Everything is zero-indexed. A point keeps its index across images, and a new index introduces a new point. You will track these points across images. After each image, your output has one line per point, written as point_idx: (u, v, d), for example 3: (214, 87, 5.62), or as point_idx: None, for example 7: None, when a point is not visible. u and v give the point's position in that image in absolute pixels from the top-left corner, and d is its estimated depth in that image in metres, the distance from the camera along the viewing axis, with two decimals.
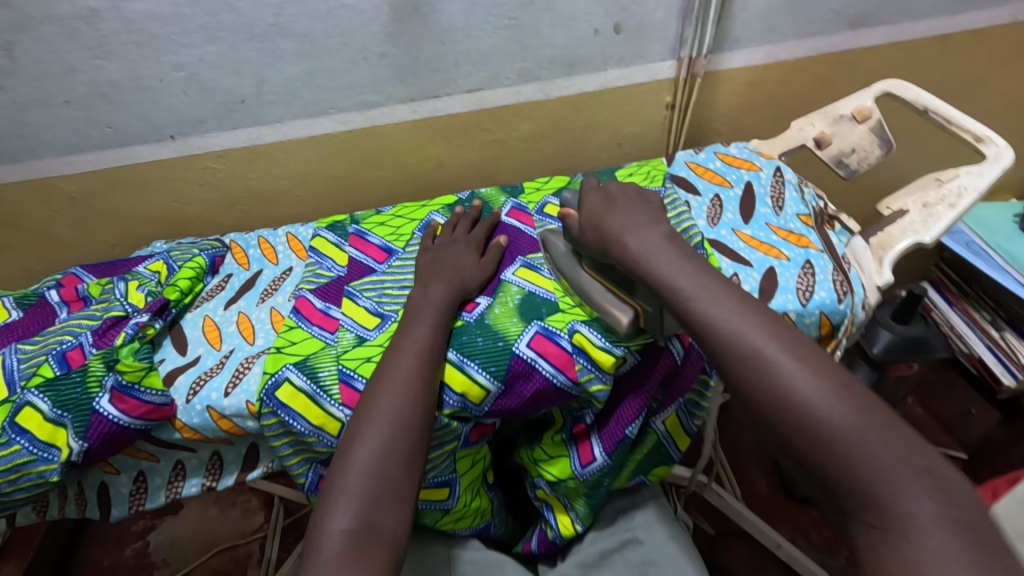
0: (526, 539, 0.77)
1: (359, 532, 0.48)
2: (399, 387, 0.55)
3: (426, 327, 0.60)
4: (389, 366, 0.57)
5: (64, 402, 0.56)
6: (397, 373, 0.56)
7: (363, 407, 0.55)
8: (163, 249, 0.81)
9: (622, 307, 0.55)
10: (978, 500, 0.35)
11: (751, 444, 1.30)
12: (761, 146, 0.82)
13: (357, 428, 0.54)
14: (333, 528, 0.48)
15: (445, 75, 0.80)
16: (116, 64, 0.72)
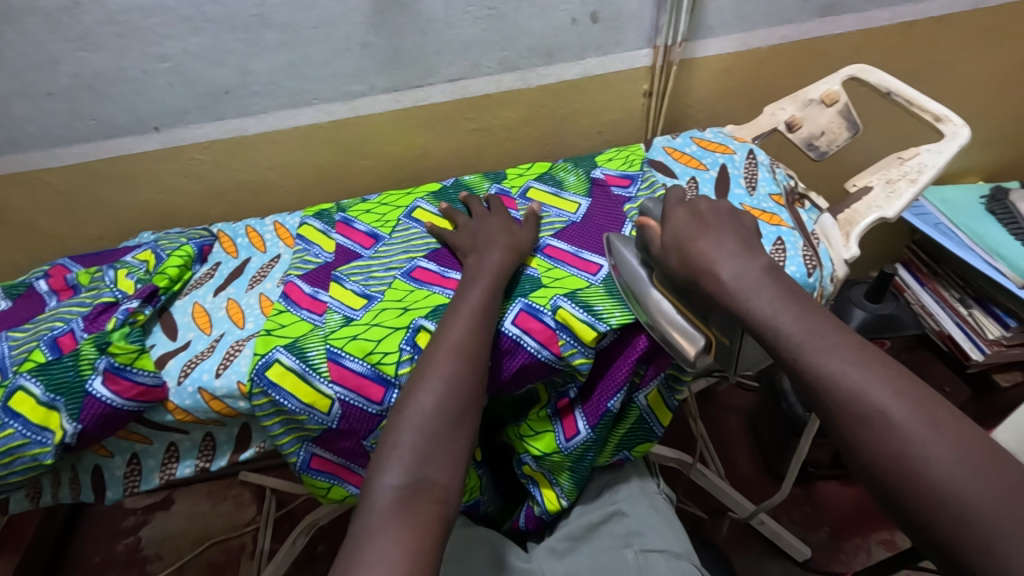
0: (515, 517, 0.78)
1: (410, 489, 0.50)
2: (439, 355, 0.56)
3: (472, 298, 0.62)
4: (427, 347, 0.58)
5: (56, 385, 0.58)
6: (440, 340, 0.58)
7: (417, 372, 0.57)
8: (151, 239, 0.82)
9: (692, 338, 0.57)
10: (979, 454, 0.39)
11: (735, 426, 1.33)
12: (735, 132, 0.85)
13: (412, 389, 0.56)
14: (385, 482, 0.50)
15: (427, 65, 0.82)
16: (101, 56, 0.73)
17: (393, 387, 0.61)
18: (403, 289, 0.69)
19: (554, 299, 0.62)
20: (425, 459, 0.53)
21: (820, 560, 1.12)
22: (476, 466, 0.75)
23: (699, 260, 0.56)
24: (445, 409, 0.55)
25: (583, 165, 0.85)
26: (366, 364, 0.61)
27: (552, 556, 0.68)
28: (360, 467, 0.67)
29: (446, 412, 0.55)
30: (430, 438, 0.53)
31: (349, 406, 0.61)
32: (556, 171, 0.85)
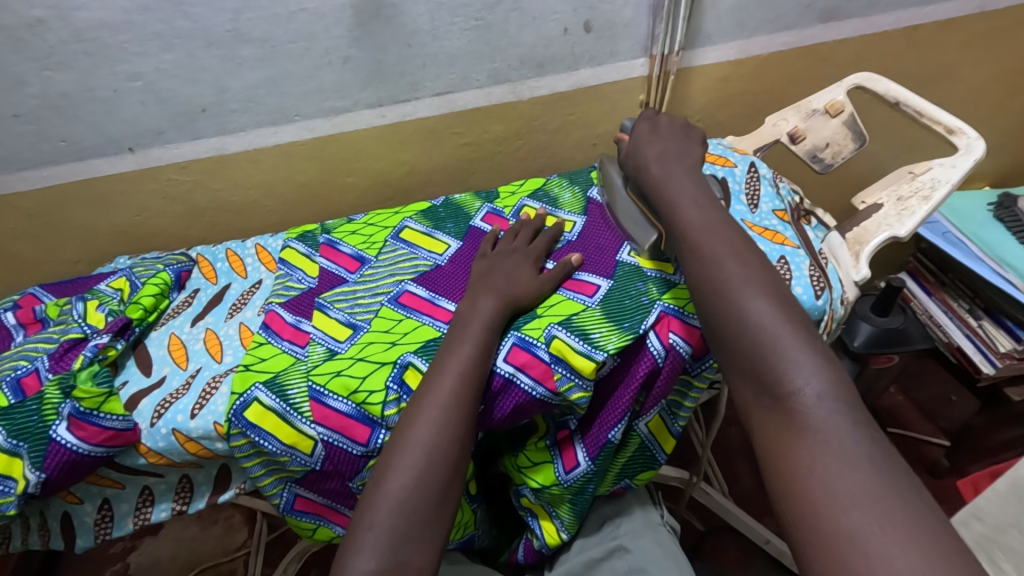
0: (513, 550, 0.75)
1: (386, 574, 0.46)
2: (415, 433, 0.52)
3: (461, 348, 0.57)
4: (413, 405, 0.55)
5: (19, 431, 0.54)
6: (420, 406, 0.54)
7: (397, 434, 0.53)
8: (127, 265, 0.78)
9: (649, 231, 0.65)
10: None
11: (739, 439, 1.30)
12: (736, 143, 0.81)
13: (392, 457, 0.52)
14: (358, 569, 0.46)
15: (413, 79, 0.78)
16: (68, 75, 0.69)
17: (379, 427, 0.57)
18: (390, 318, 0.65)
19: (552, 326, 0.59)
20: (414, 512, 0.49)
21: None
22: (471, 500, 0.71)
23: (700, 291, 0.52)
24: (435, 457, 0.51)
25: (578, 182, 0.81)
26: (350, 404, 0.57)
27: None
28: (346, 508, 0.63)
29: (436, 459, 0.51)
30: (408, 517, 0.49)
31: (333, 448, 0.57)
32: (550, 187, 0.81)
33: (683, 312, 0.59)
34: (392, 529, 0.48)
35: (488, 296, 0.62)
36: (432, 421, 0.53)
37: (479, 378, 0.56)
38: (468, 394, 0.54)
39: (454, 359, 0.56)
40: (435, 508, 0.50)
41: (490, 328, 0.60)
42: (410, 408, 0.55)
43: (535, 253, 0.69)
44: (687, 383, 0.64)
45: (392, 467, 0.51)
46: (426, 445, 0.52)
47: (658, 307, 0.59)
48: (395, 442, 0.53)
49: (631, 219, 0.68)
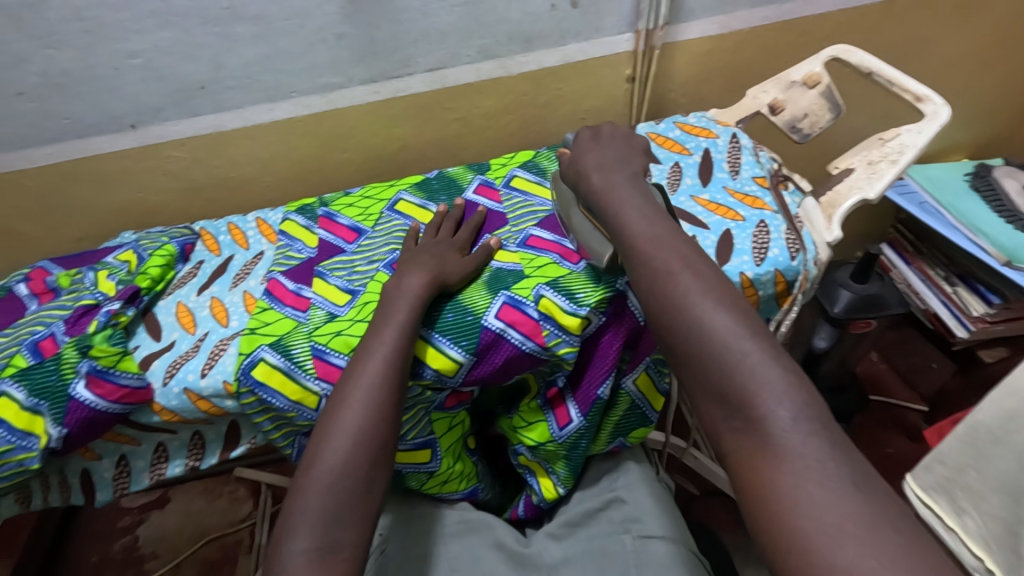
0: (514, 505, 0.80)
1: (322, 550, 0.49)
2: (343, 427, 0.55)
3: None
4: (340, 395, 0.57)
5: (40, 390, 0.57)
6: None
7: (325, 422, 0.56)
8: (132, 238, 0.81)
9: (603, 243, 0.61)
10: None
11: None
12: (719, 115, 0.85)
13: (321, 444, 0.54)
14: (294, 548, 0.49)
15: (404, 55, 0.81)
16: (68, 54, 0.71)
17: None
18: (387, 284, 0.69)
19: (502, 243, 0.72)
20: (346, 492, 0.52)
21: None
22: (470, 453, 0.77)
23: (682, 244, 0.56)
24: (360, 445, 0.54)
25: None
26: None
27: (551, 540, 0.70)
28: None
29: (363, 444, 0.54)
30: (337, 497, 0.52)
31: None
32: (540, 159, 0.85)
33: None
34: (325, 511, 0.51)
35: (414, 273, 0.64)
36: (362, 406, 0.55)
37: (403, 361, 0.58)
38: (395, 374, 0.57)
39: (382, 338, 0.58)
40: (365, 491, 0.53)
41: (441, 285, 0.64)
42: (332, 403, 0.57)
43: (460, 242, 0.71)
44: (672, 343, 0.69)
45: (322, 451, 0.54)
46: (354, 429, 0.55)
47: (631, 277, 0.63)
48: (323, 427, 0.56)
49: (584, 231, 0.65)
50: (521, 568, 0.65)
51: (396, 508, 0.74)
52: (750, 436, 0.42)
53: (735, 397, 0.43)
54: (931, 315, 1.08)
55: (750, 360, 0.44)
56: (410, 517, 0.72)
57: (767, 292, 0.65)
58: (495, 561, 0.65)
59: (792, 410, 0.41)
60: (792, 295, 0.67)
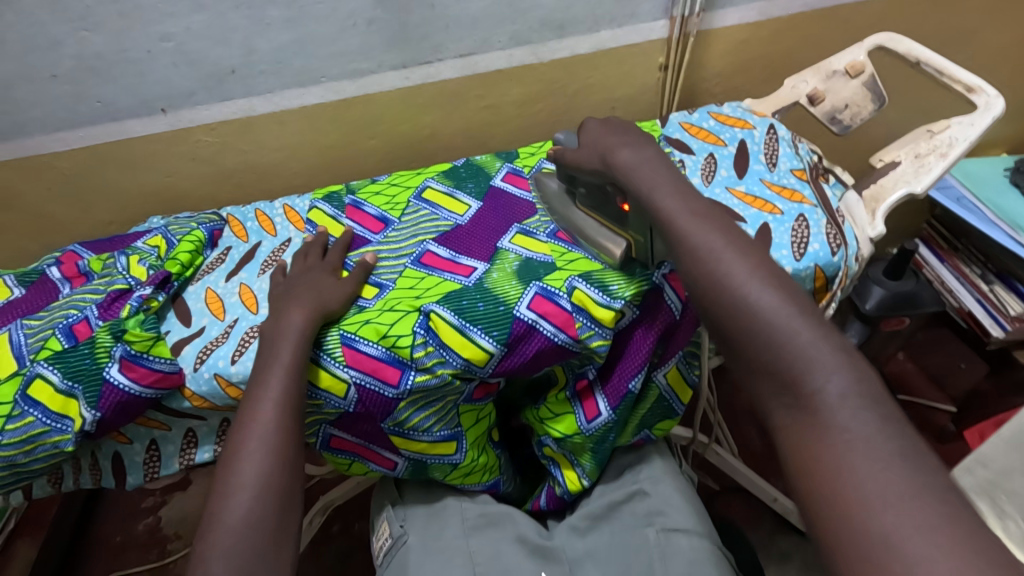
0: (535, 497, 0.79)
1: None
2: (241, 487, 0.54)
3: None
4: (231, 457, 0.56)
5: (74, 373, 0.58)
6: None
7: (222, 483, 0.55)
8: (161, 223, 0.81)
9: (615, 240, 0.63)
10: None
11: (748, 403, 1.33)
12: (755, 106, 0.83)
13: (226, 496, 0.54)
14: None
15: (435, 41, 0.80)
16: (102, 36, 0.71)
17: (409, 369, 0.61)
18: (414, 276, 0.68)
19: (530, 232, 0.72)
20: (251, 548, 0.52)
21: None
22: (494, 445, 0.75)
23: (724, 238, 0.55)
24: (263, 495, 0.54)
25: None
26: (381, 348, 0.61)
27: (573, 534, 0.69)
28: (380, 450, 0.69)
29: (266, 495, 0.54)
30: (245, 553, 0.51)
31: (365, 390, 0.61)
32: None
33: None
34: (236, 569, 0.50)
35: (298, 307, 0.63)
36: (256, 460, 0.55)
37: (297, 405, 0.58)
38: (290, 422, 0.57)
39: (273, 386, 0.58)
40: (275, 540, 0.53)
41: (328, 310, 0.63)
42: (227, 464, 0.56)
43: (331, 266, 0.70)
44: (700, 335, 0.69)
45: (223, 509, 0.53)
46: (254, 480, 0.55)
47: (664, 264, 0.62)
48: (225, 479, 0.55)
49: (591, 231, 0.66)
50: (542, 562, 0.65)
51: (418, 502, 0.73)
52: (800, 414, 0.41)
53: (777, 370, 0.42)
54: (964, 313, 1.05)
55: (807, 346, 0.42)
56: (432, 510, 0.71)
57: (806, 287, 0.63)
58: (517, 553, 0.65)
59: (843, 387, 0.40)
60: (830, 291, 0.65)
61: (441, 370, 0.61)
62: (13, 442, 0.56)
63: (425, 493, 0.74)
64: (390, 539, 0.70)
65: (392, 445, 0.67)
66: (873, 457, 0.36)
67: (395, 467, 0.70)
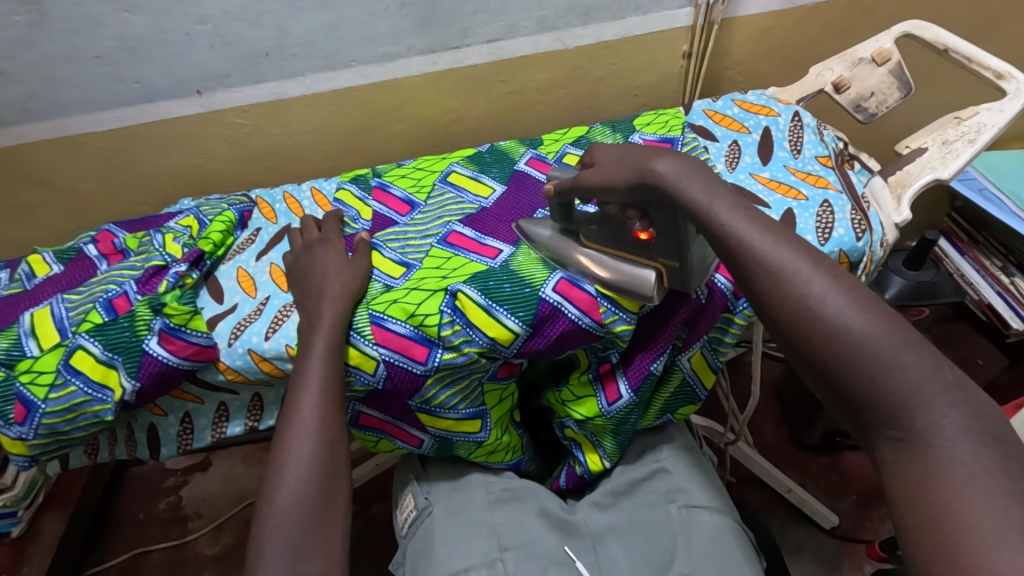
0: (555, 477, 0.81)
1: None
2: (293, 469, 0.57)
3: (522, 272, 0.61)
4: (281, 443, 0.58)
5: (114, 345, 0.60)
6: None
7: (272, 466, 0.58)
8: (192, 204, 0.83)
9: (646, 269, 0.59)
10: None
11: (762, 395, 1.33)
12: (779, 93, 0.83)
13: (278, 481, 0.56)
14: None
15: (463, 25, 0.81)
16: (142, 18, 0.73)
17: (437, 347, 0.62)
18: (441, 256, 0.69)
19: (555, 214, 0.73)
20: (299, 527, 0.54)
21: (846, 527, 1.13)
22: (516, 425, 0.77)
23: None
24: (311, 476, 0.57)
25: (621, 129, 0.83)
26: (409, 326, 0.62)
27: (595, 510, 0.71)
28: (407, 426, 0.70)
29: (311, 478, 0.57)
30: (296, 532, 0.54)
31: (394, 367, 0.63)
32: (593, 135, 0.84)
33: None
34: (287, 547, 0.53)
35: (332, 284, 0.65)
36: (304, 443, 0.58)
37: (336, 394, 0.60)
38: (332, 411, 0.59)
39: (310, 376, 0.59)
40: (321, 519, 0.56)
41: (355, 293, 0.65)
42: (276, 451, 0.58)
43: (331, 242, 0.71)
44: (728, 320, 0.66)
45: (274, 491, 0.56)
46: (304, 464, 0.57)
47: None
48: (276, 463, 0.57)
49: (613, 266, 0.61)
50: (565, 536, 0.67)
51: (442, 476, 0.75)
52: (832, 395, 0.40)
53: None
54: (984, 306, 1.03)
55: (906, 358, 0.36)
56: (455, 484, 0.73)
57: None
58: (542, 526, 0.66)
59: (962, 421, 0.34)
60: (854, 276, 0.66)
61: (468, 349, 0.62)
62: (56, 410, 0.59)
63: (447, 469, 0.76)
64: (414, 511, 0.72)
65: (418, 422, 0.69)
66: (970, 465, 0.33)
67: (422, 444, 0.72)
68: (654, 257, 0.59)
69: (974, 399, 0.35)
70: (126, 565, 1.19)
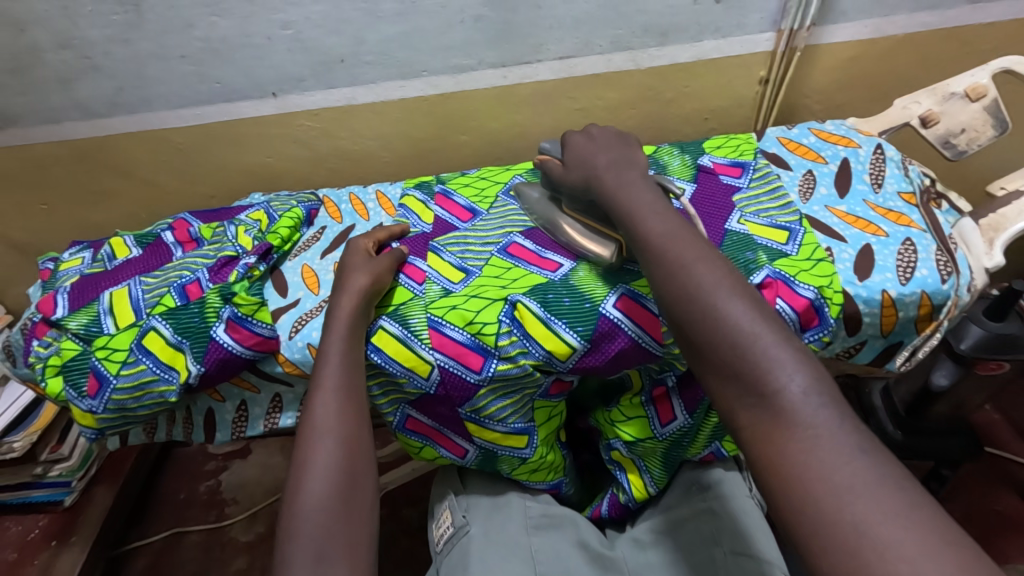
0: (594, 505, 0.78)
1: None
2: (317, 470, 0.53)
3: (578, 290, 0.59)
4: (304, 446, 0.55)
5: (184, 329, 0.62)
6: None
7: (295, 466, 0.54)
8: (262, 200, 0.86)
9: (605, 243, 0.65)
10: None
11: None
12: (860, 124, 0.80)
13: (299, 482, 0.53)
14: None
15: (537, 41, 0.81)
16: (230, 22, 0.76)
17: (492, 357, 0.62)
18: (501, 266, 0.69)
19: None
20: (325, 527, 0.50)
21: None
22: (560, 446, 0.75)
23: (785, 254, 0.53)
24: (336, 473, 0.54)
25: (689, 151, 0.81)
26: (466, 333, 0.62)
27: (637, 547, 0.68)
28: (453, 434, 0.69)
29: (334, 477, 0.53)
30: (323, 533, 0.50)
31: (448, 373, 0.62)
32: (660, 155, 0.82)
33: (792, 280, 0.60)
34: (310, 550, 0.49)
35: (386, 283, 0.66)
36: (326, 443, 0.55)
37: (357, 391, 0.59)
38: (350, 408, 0.57)
39: (326, 375, 0.58)
40: (344, 517, 0.52)
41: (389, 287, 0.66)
42: (298, 456, 0.55)
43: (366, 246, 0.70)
44: None
45: (298, 492, 0.52)
46: (327, 464, 0.54)
47: (765, 271, 0.61)
48: (298, 465, 0.54)
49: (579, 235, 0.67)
50: (604, 570, 0.63)
51: (481, 492, 0.74)
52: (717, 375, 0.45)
53: None
54: None
55: (766, 340, 0.44)
56: (495, 504, 0.71)
57: (909, 314, 0.61)
58: (581, 561, 0.64)
59: (805, 383, 0.41)
60: (936, 321, 0.62)
61: (524, 360, 0.62)
62: (126, 387, 0.62)
63: (486, 486, 0.75)
64: (451, 528, 0.69)
65: (465, 431, 0.68)
66: None
67: (465, 455, 0.70)
68: (614, 231, 0.64)
69: (817, 364, 0.43)
70: (164, 544, 1.23)
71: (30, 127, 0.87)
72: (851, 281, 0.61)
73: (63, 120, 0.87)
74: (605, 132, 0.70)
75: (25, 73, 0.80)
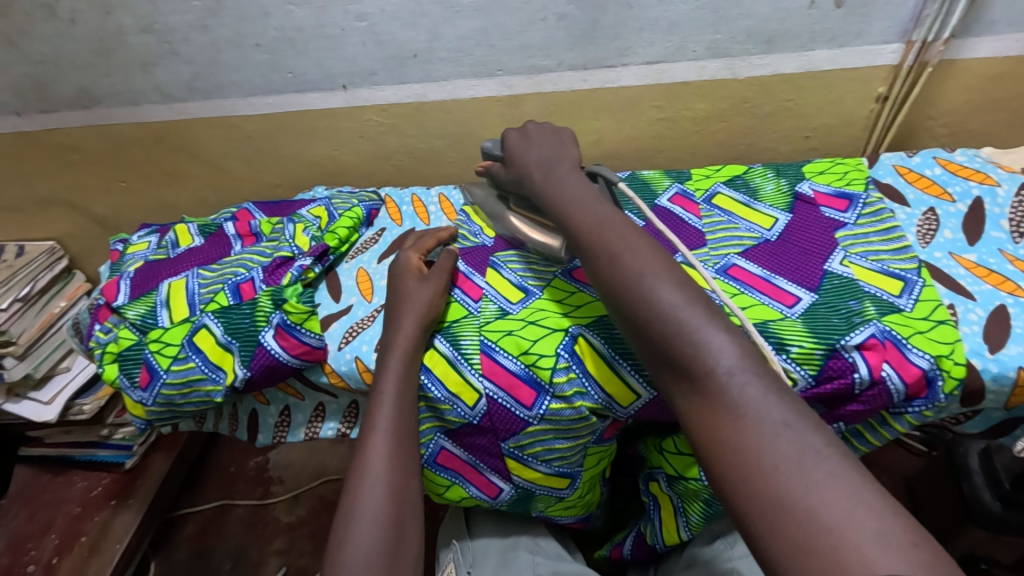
0: (617, 544, 0.75)
1: None
2: (365, 518, 0.50)
3: None
4: (352, 487, 0.52)
5: (234, 330, 0.61)
6: None
7: (343, 511, 0.52)
8: (324, 195, 0.84)
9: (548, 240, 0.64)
10: None
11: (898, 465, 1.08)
12: (998, 157, 0.69)
13: (346, 531, 0.50)
14: None
15: (624, 43, 0.74)
16: (305, 11, 0.74)
17: (546, 394, 0.56)
18: (563, 289, 0.62)
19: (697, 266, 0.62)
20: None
21: None
22: (601, 483, 0.70)
23: None
24: (378, 519, 0.50)
25: (786, 174, 0.72)
26: (520, 363, 0.57)
27: None
28: (487, 470, 0.63)
29: (376, 523, 0.50)
30: None
31: (496, 404, 0.58)
32: (751, 177, 0.73)
33: (904, 342, 0.51)
34: None
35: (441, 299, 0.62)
36: (371, 485, 0.52)
37: (407, 429, 0.56)
38: (399, 449, 0.54)
39: (380, 414, 0.56)
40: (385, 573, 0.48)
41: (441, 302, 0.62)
42: (347, 500, 0.52)
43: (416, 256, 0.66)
44: (884, 419, 0.54)
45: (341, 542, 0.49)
46: (369, 507, 0.51)
47: (873, 328, 0.52)
48: (345, 511, 0.52)
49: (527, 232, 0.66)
50: None
51: (488, 539, 0.69)
52: (706, 411, 0.39)
53: None
54: None
55: None
56: (502, 558, 0.65)
57: None
58: None
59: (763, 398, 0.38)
60: None
61: (580, 402, 0.56)
62: (175, 382, 0.61)
63: (493, 527, 0.71)
64: None
65: (503, 468, 0.62)
66: None
67: (498, 495, 0.65)
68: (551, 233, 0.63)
69: None
70: (212, 514, 1.26)
71: (112, 107, 0.89)
72: (979, 351, 0.52)
73: (142, 103, 0.88)
74: (542, 131, 0.66)
75: (111, 55, 0.82)
